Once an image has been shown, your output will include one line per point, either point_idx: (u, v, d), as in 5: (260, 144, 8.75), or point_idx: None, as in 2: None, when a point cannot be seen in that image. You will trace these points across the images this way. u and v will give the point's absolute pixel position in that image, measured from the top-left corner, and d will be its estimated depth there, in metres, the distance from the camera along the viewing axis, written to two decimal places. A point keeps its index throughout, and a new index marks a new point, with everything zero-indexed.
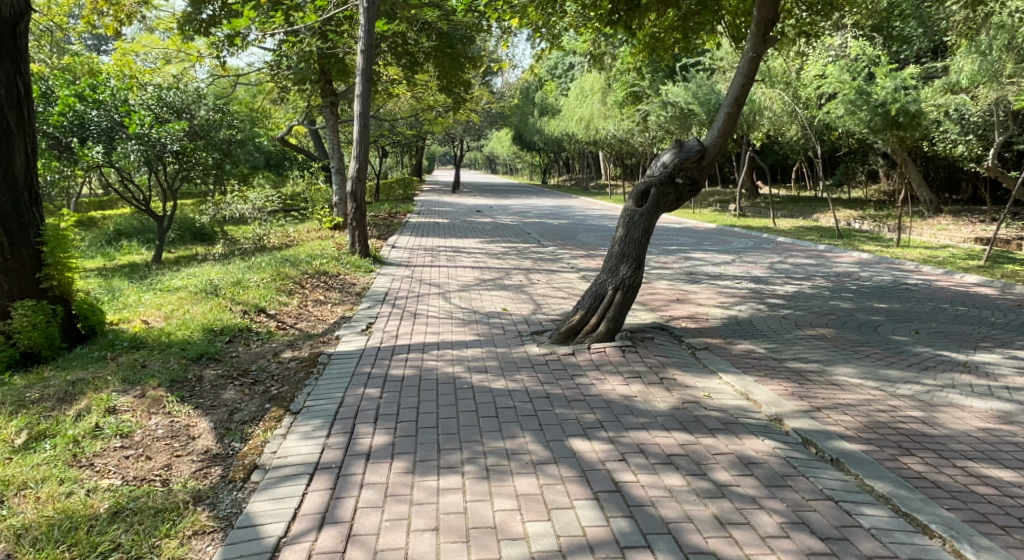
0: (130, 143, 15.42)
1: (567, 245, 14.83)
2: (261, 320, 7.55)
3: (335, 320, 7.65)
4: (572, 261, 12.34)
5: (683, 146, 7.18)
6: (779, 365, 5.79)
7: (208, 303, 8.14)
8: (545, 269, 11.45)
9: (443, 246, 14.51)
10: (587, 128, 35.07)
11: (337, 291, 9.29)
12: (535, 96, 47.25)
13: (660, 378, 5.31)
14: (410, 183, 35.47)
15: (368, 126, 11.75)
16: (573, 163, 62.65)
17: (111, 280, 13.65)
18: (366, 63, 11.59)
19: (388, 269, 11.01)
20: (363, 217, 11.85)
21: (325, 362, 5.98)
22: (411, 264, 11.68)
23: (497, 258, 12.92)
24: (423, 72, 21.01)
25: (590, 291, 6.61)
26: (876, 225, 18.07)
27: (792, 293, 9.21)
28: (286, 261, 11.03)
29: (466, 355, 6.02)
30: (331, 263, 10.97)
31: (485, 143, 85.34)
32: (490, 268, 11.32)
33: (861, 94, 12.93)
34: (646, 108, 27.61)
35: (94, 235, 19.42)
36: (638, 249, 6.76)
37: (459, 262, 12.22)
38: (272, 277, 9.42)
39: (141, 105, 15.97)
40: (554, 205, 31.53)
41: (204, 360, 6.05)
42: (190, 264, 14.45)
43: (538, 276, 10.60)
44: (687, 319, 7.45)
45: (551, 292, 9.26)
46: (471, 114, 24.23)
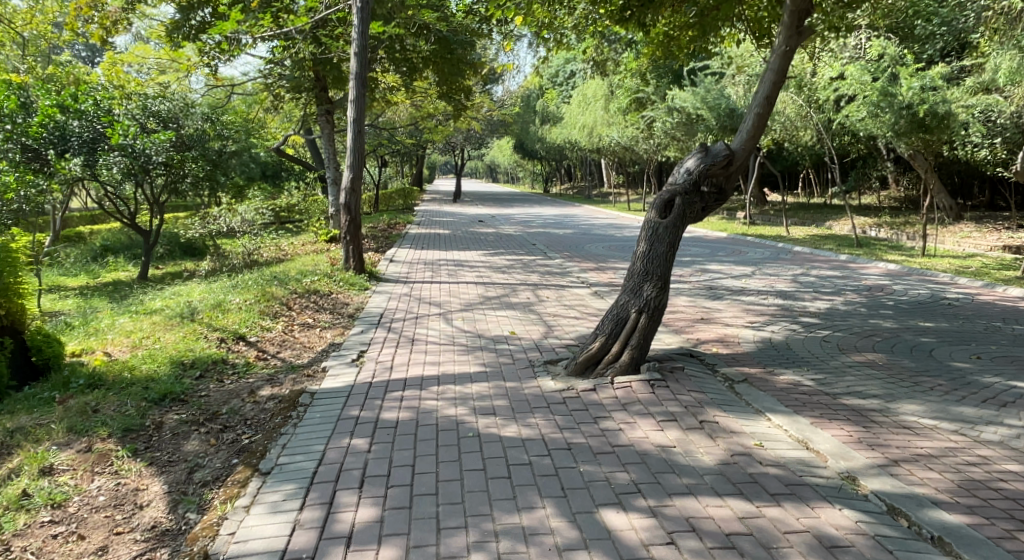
0: (113, 155, 14.67)
1: (574, 257, 14.04)
2: (239, 349, 6.76)
3: (323, 349, 6.87)
4: (581, 275, 11.54)
5: (708, 150, 6.39)
6: (834, 402, 5.00)
7: (182, 329, 7.36)
8: (553, 285, 10.66)
9: (442, 260, 13.72)
10: (590, 136, 34.32)
11: (328, 312, 8.52)
12: (535, 104, 46.56)
13: (700, 421, 4.52)
14: (409, 193, 34.79)
15: (363, 135, 10.99)
16: (575, 171, 61.93)
17: (91, 300, 12.90)
18: (361, 67, 10.84)
19: (384, 287, 10.23)
20: (358, 231, 11.07)
21: (307, 402, 5.17)
22: (409, 281, 10.91)
23: (500, 272, 12.12)
24: (422, 78, 20.27)
25: (610, 315, 5.81)
26: (895, 233, 17.28)
27: (825, 309, 8.41)
28: (274, 279, 10.26)
29: (470, 392, 5.21)
30: (323, 281, 10.18)
31: (486, 152, 84.79)
32: (493, 284, 10.52)
33: (885, 96, 12.19)
34: (651, 114, 26.87)
35: (80, 250, 18.66)
36: (663, 266, 5.97)
37: (461, 277, 11.42)
38: (257, 299, 8.63)
39: (125, 115, 15.23)
40: (558, 214, 30.76)
41: (168, 401, 5.26)
42: (176, 282, 13.70)
43: (546, 293, 9.80)
44: (716, 343, 6.65)
45: (561, 311, 8.47)
46: (471, 121, 23.49)
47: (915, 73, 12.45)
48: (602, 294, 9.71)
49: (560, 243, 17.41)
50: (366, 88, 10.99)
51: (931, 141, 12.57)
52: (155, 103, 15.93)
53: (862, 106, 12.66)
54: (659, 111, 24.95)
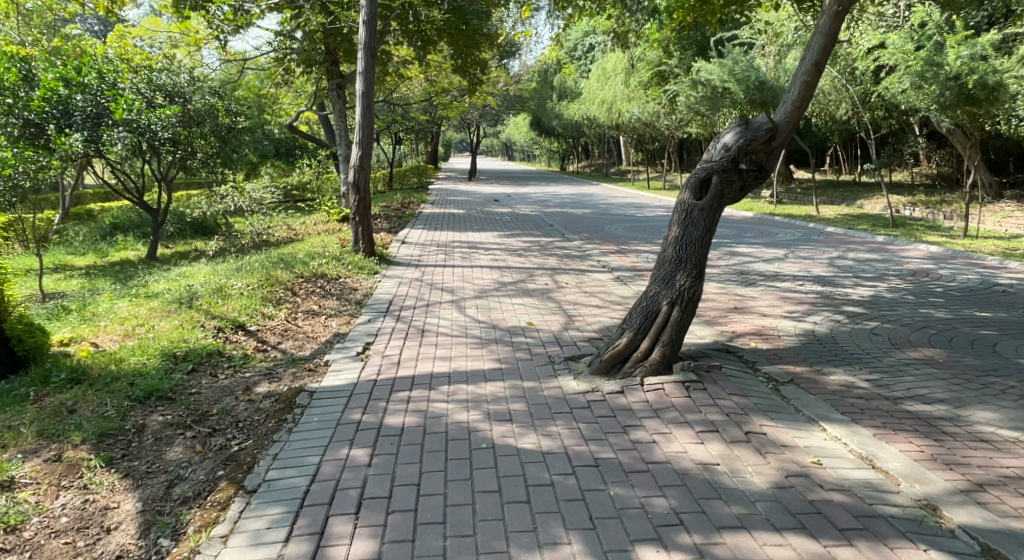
0: (117, 130, 14.23)
1: (594, 239, 13.44)
2: (237, 339, 6.28)
3: (327, 340, 6.37)
4: (602, 258, 10.96)
5: (750, 123, 5.68)
6: (896, 409, 4.43)
7: (178, 317, 6.90)
8: (573, 269, 10.09)
9: (456, 241, 13.16)
10: (609, 111, 33.48)
11: (334, 299, 8.03)
12: (553, 79, 45.67)
13: (746, 432, 3.96)
14: (424, 171, 34.22)
15: (373, 110, 10.46)
16: (593, 148, 60.96)
17: (95, 282, 12.52)
18: (371, 39, 10.28)
19: (395, 270, 9.72)
20: (368, 212, 10.54)
21: (303, 403, 4.65)
22: (421, 264, 10.39)
23: (517, 254, 11.56)
24: (436, 51, 19.65)
25: (639, 306, 5.24)
26: (930, 212, 16.51)
27: (869, 297, 7.79)
28: (280, 263, 9.78)
29: (484, 394, 4.67)
30: (330, 264, 9.68)
31: (503, 129, 83.86)
32: (510, 268, 9.98)
33: (930, 66, 11.41)
34: (673, 89, 26.03)
35: (89, 229, 18.33)
36: (699, 253, 5.37)
37: (476, 260, 10.87)
38: (261, 285, 8.14)
39: (131, 89, 14.76)
40: (576, 193, 30.08)
41: (154, 400, 4.77)
42: (182, 262, 13.29)
43: (565, 278, 9.23)
44: (754, 336, 6.07)
45: (582, 298, 7.90)
46: (487, 97, 22.84)
47: (963, 41, 11.64)
48: (625, 279, 9.13)
49: (579, 223, 16.79)
50: (377, 60, 10.43)
51: (978, 115, 11.76)
52: (161, 77, 15.46)
53: (904, 77, 11.95)
54: (682, 85, 24.10)
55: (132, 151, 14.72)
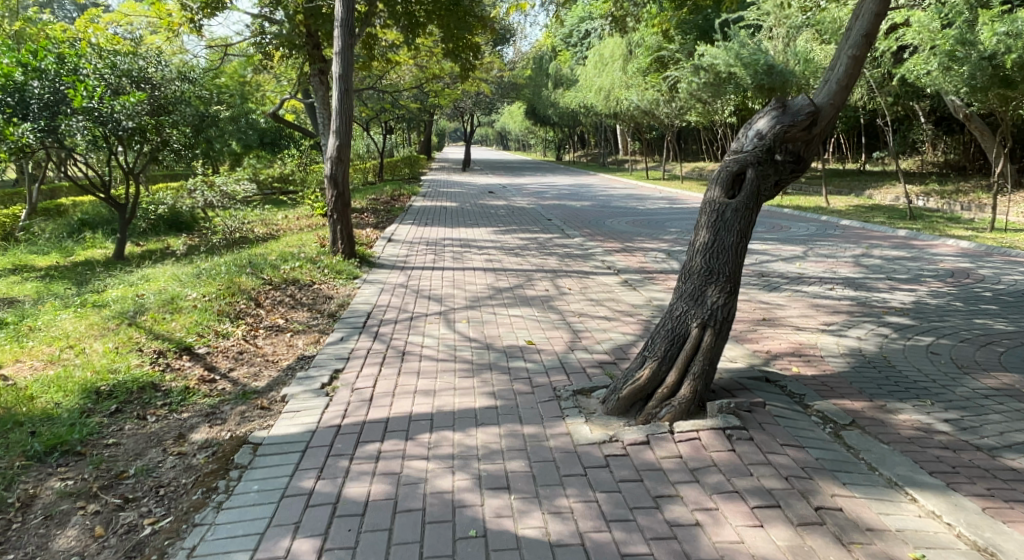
0: (76, 119, 13.21)
1: (596, 235, 12.47)
2: (180, 368, 5.29)
3: (288, 367, 5.38)
4: (606, 258, 9.97)
5: (787, 106, 4.73)
6: (996, 465, 3.48)
7: (115, 337, 5.90)
8: (574, 271, 9.10)
9: (445, 239, 12.18)
10: (607, 99, 32.50)
11: (304, 311, 7.05)
12: (548, 66, 44.61)
13: (819, 509, 3.03)
14: (415, 161, 33.19)
15: (352, 94, 9.43)
16: (589, 138, 59.88)
17: (52, 285, 11.52)
18: (348, 14, 9.26)
19: (377, 275, 8.74)
20: (347, 209, 9.49)
21: (244, 463, 3.70)
22: (406, 266, 9.42)
23: (512, 254, 10.56)
24: (425, 35, 18.63)
25: (663, 329, 4.27)
26: (947, 202, 15.64)
27: (914, 303, 6.83)
28: (247, 267, 8.79)
29: (472, 446, 3.71)
30: (303, 269, 8.69)
31: (498, 119, 82.63)
32: (504, 271, 9.00)
33: (962, 45, 10.48)
34: (674, 75, 25.05)
35: (56, 225, 17.25)
36: (733, 264, 4.44)
37: (467, 262, 9.87)
38: (221, 295, 7.15)
39: (93, 75, 13.71)
40: (572, 184, 29.09)
41: (57, 457, 3.80)
42: (148, 264, 12.27)
43: (566, 284, 8.23)
44: (795, 356, 5.08)
45: (586, 308, 6.92)
46: (480, 84, 21.83)
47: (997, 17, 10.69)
48: (633, 284, 8.14)
49: (579, 217, 15.80)
50: (356, 38, 9.40)
51: (1011, 99, 10.76)
52: (121, 60, 14.38)
53: (931, 58, 11.16)
54: (684, 71, 23.13)
55: (92, 142, 13.66)
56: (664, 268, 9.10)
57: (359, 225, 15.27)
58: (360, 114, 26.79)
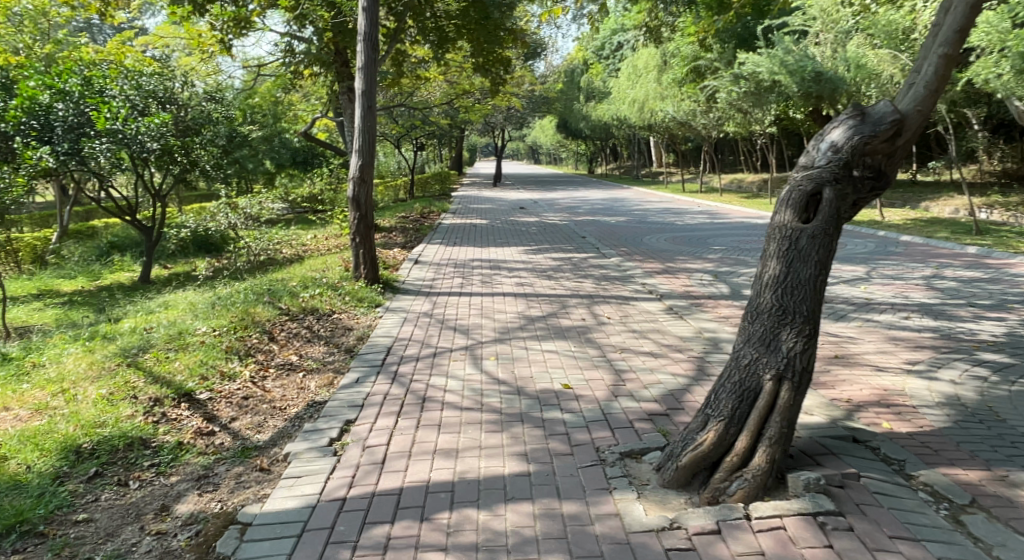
0: (99, 142, 12.88)
1: (634, 254, 11.75)
2: (176, 418, 4.74)
3: (296, 416, 4.78)
4: (646, 281, 9.24)
5: (866, 114, 4.01)
6: None
7: (112, 380, 5.38)
8: (612, 296, 8.38)
9: (476, 260, 11.58)
10: (641, 111, 31.76)
11: (321, 346, 6.47)
12: (580, 79, 44.08)
13: None
14: (447, 178, 32.79)
15: (375, 111, 8.92)
16: (622, 151, 59.09)
17: (72, 312, 11.17)
18: (372, 26, 8.77)
19: (401, 302, 8.15)
20: (370, 232, 8.93)
21: (227, 552, 3.17)
22: (433, 292, 8.82)
23: (545, 277, 9.89)
24: (455, 49, 18.22)
25: (729, 381, 3.55)
26: (1012, 215, 14.62)
27: (1006, 335, 5.99)
28: (265, 295, 8.28)
29: (501, 533, 3.14)
30: (323, 296, 8.14)
31: (530, 133, 82.19)
32: (539, 297, 8.34)
33: None
34: (713, 85, 24.28)
35: (85, 248, 17.04)
36: (811, 302, 3.71)
37: (497, 286, 9.21)
38: (234, 328, 6.61)
39: (119, 97, 13.44)
40: (607, 198, 28.38)
41: (13, 540, 3.29)
42: (170, 289, 11.89)
43: (605, 312, 7.53)
44: (882, 405, 4.33)
45: (629, 342, 6.20)
46: (512, 98, 21.34)
47: None
48: (679, 312, 7.40)
49: (614, 235, 15.08)
50: (380, 51, 8.90)
51: None
52: (143, 79, 14.04)
53: (1000, 61, 10.33)
54: (724, 81, 22.36)
55: (117, 164, 13.35)
56: (712, 292, 8.34)
57: (387, 245, 14.74)
58: (390, 131, 26.48)
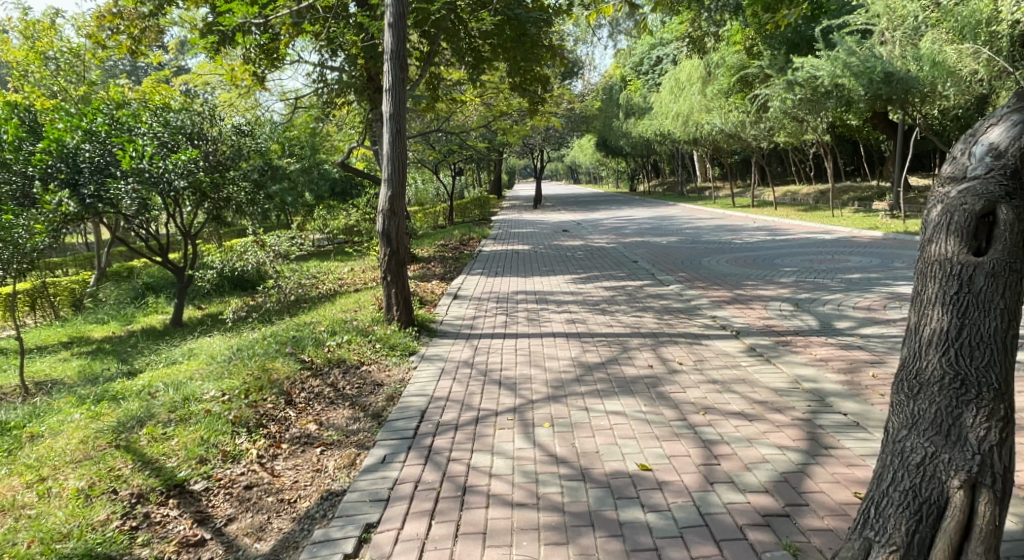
0: (126, 182, 12.10)
1: (695, 281, 10.67)
2: (158, 523, 3.82)
3: (304, 516, 3.85)
4: (716, 313, 8.17)
5: None
6: None
7: (92, 465, 4.47)
8: (680, 334, 7.33)
9: (521, 293, 10.61)
10: (685, 125, 30.64)
11: (346, 409, 5.51)
12: (619, 96, 43.17)
13: None
14: (487, 202, 31.95)
15: (405, 136, 8.06)
16: (663, 166, 57.84)
17: (95, 362, 10.39)
18: (400, 43, 7.93)
19: (439, 348, 7.20)
20: (404, 271, 7.99)
21: None
22: (476, 334, 7.85)
23: (599, 311, 8.87)
24: (491, 69, 17.53)
25: (895, 491, 2.81)
26: None
27: None
28: (289, 344, 7.38)
29: None
30: (352, 344, 7.21)
31: (568, 152, 81.33)
32: (598, 337, 7.32)
33: None
34: (764, 94, 23.11)
35: (120, 291, 15.98)
36: (998, 368, 2.73)
37: (546, 325, 8.21)
38: (247, 389, 5.68)
39: (147, 134, 12.71)
40: (654, 217, 27.17)
41: None
42: (198, 335, 11.12)
43: (674, 355, 6.48)
44: None
45: (712, 400, 5.16)
46: (552, 117, 20.48)
47: None
48: (763, 354, 6.32)
49: (669, 258, 13.99)
50: (409, 71, 8.06)
51: None
52: (172, 115, 13.29)
53: None
54: (777, 88, 21.24)
55: (142, 205, 12.47)
56: (798, 327, 7.26)
57: (426, 277, 13.89)
58: (427, 156, 25.82)
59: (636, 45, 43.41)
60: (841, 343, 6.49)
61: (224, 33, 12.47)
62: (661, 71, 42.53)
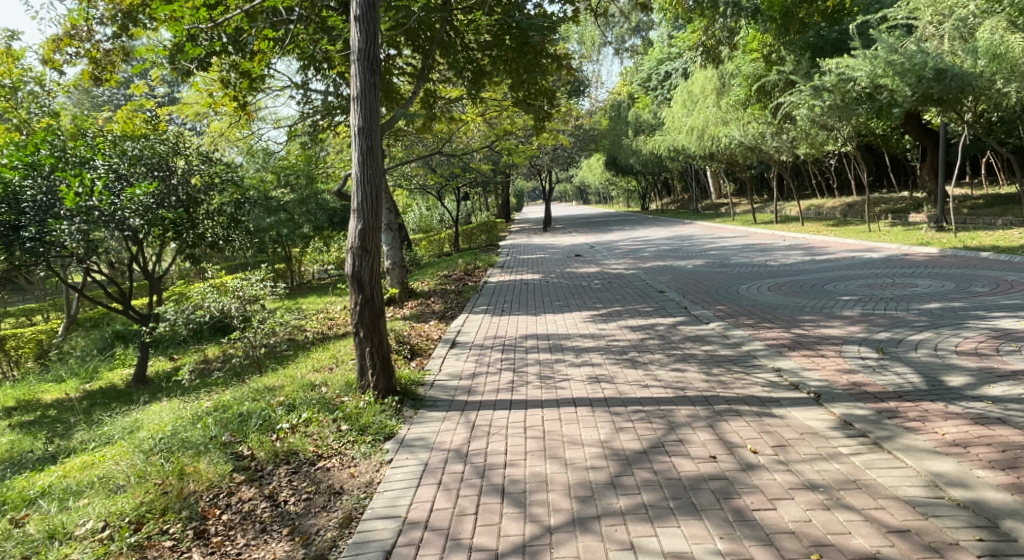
0: (70, 223, 10.35)
1: (740, 316, 8.94)
2: None
3: None
4: (780, 365, 6.43)
5: None
6: None
7: None
8: (741, 398, 5.59)
9: (532, 337, 8.86)
10: (700, 139, 28.97)
11: (273, 544, 3.96)
12: (628, 114, 41.60)
13: None
14: (495, 227, 30.24)
15: (380, 156, 6.41)
16: (675, 184, 56.06)
17: (28, 437, 8.61)
18: (369, 39, 6.30)
19: (421, 428, 5.42)
20: (379, 325, 6.21)
21: None
22: (474, 403, 6.08)
23: (629, 362, 7.10)
24: (493, 86, 16.08)
25: None
26: None
27: None
28: (231, 426, 5.68)
29: None
30: (309, 429, 5.44)
31: (576, 172, 79.73)
32: (634, 407, 5.54)
33: None
34: (788, 102, 21.48)
35: (88, 339, 14.31)
36: None
37: (562, 385, 6.45)
38: (143, 515, 4.16)
39: (103, 167, 11.01)
40: (673, 237, 25.44)
41: None
42: (155, 397, 9.34)
43: (743, 434, 4.74)
44: None
45: (823, 527, 3.57)
46: (560, 135, 18.88)
47: None
48: (867, 435, 4.60)
49: (700, 286, 12.27)
50: (382, 74, 6.44)
51: None
52: (130, 145, 11.47)
53: None
54: (802, 95, 19.69)
55: (93, 249, 10.73)
56: (897, 387, 5.51)
57: (425, 317, 12.19)
58: (428, 180, 24.23)
59: (643, 61, 42.23)
60: (971, 415, 4.77)
61: (185, 44, 10.90)
62: (670, 86, 41.14)
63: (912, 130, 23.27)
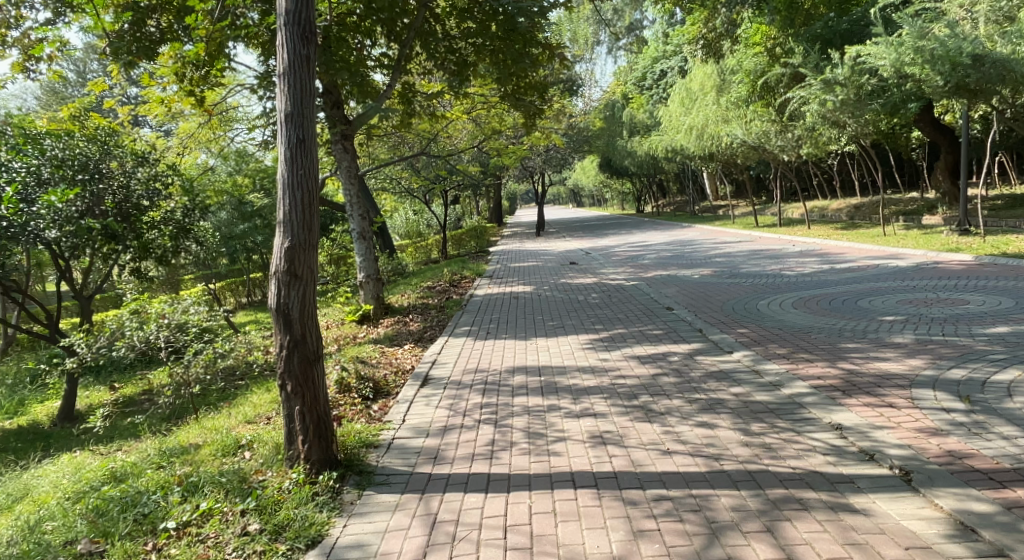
0: None
1: (770, 343, 7.45)
2: None
3: None
4: (840, 421, 4.93)
5: None
6: None
7: None
8: (800, 476, 4.15)
9: (516, 370, 7.35)
10: (700, 139, 27.56)
11: None
12: (622, 113, 40.17)
13: None
14: (485, 232, 28.76)
15: (314, 151, 4.93)
16: (671, 185, 54.69)
17: None
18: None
19: (354, 530, 3.96)
20: (310, 373, 4.68)
21: None
22: (434, 477, 4.60)
23: (641, 412, 5.59)
24: (478, 81, 14.59)
25: None
26: None
27: None
28: (103, 516, 4.27)
29: None
30: (202, 532, 4.01)
31: (570, 174, 78.31)
32: (654, 491, 4.08)
33: None
34: (796, 97, 20.04)
35: (23, 366, 12.71)
36: None
37: (554, 449, 4.94)
38: None
39: (21, 170, 9.53)
40: (671, 242, 24.05)
41: None
42: (66, 445, 7.82)
43: (822, 555, 3.43)
44: None
45: None
46: (551, 133, 17.43)
47: None
48: None
49: (712, 301, 10.79)
50: (318, 47, 4.99)
51: None
52: (49, 143, 9.95)
53: None
54: (812, 89, 18.20)
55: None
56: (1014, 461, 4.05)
57: (399, 339, 10.68)
58: (412, 183, 22.74)
59: (638, 60, 41.04)
60: None
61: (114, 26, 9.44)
62: (666, 85, 39.93)
63: (924, 127, 21.97)
